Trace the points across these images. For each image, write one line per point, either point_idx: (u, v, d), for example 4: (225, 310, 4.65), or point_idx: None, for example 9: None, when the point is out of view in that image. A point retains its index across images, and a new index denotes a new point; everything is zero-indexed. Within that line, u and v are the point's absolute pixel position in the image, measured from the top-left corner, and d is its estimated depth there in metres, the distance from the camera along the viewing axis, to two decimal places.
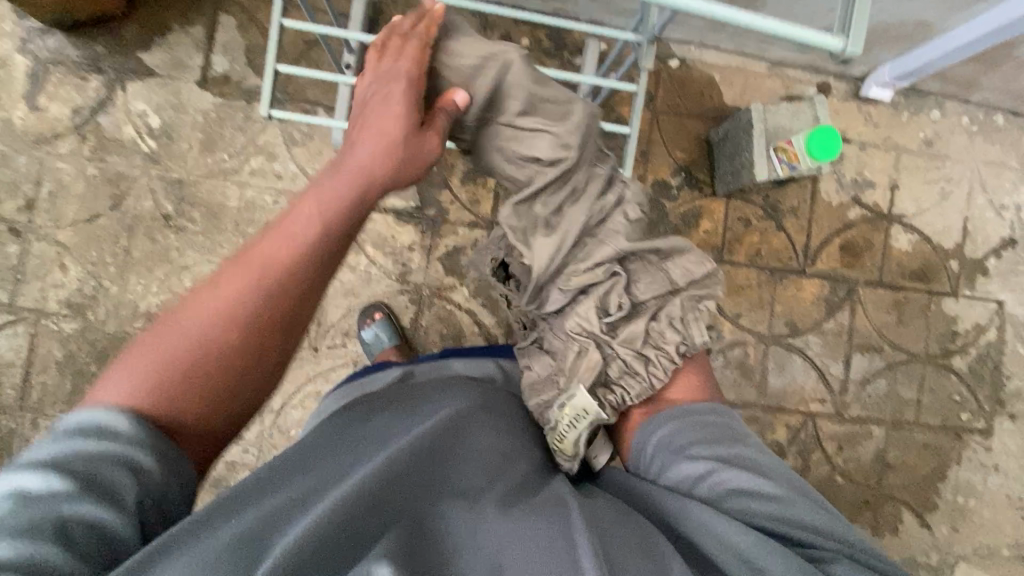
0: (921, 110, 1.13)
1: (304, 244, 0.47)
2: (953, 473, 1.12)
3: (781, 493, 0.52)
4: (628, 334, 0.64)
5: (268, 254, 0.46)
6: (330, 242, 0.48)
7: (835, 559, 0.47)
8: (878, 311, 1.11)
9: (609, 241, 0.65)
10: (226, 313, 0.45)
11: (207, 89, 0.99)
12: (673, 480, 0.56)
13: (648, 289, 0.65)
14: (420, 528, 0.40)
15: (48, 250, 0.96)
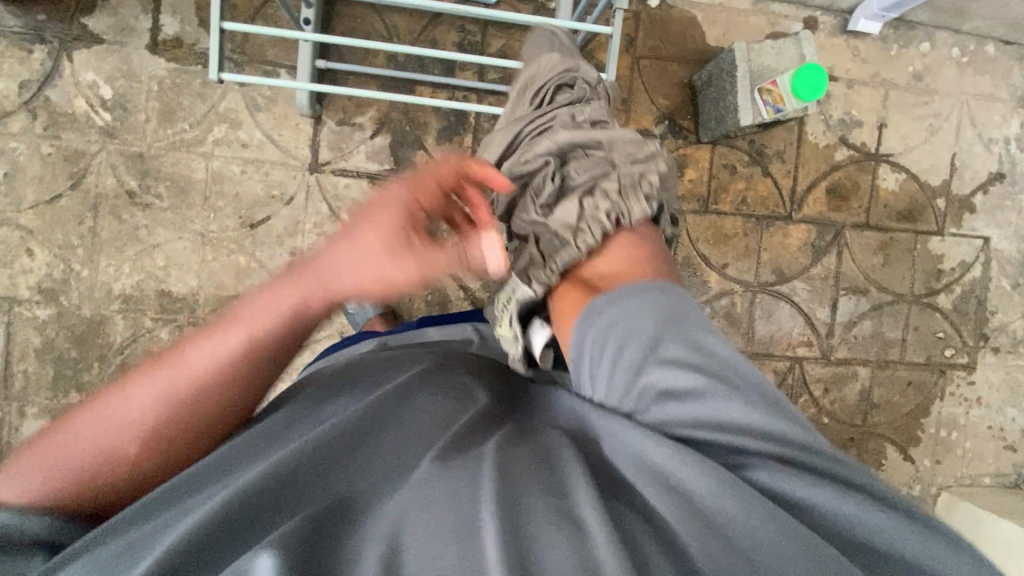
0: (911, 43, 1.09)
1: (245, 356, 0.52)
2: (936, 408, 1.15)
3: (724, 388, 0.45)
4: (562, 211, 0.69)
5: (196, 375, 0.51)
6: (261, 365, 0.53)
7: (766, 465, 0.44)
8: (865, 253, 1.11)
9: (548, 136, 0.73)
10: (163, 415, 0.50)
11: (159, 55, 0.93)
12: (606, 381, 0.50)
13: (582, 170, 0.71)
14: (327, 511, 0.41)
15: (11, 235, 0.92)
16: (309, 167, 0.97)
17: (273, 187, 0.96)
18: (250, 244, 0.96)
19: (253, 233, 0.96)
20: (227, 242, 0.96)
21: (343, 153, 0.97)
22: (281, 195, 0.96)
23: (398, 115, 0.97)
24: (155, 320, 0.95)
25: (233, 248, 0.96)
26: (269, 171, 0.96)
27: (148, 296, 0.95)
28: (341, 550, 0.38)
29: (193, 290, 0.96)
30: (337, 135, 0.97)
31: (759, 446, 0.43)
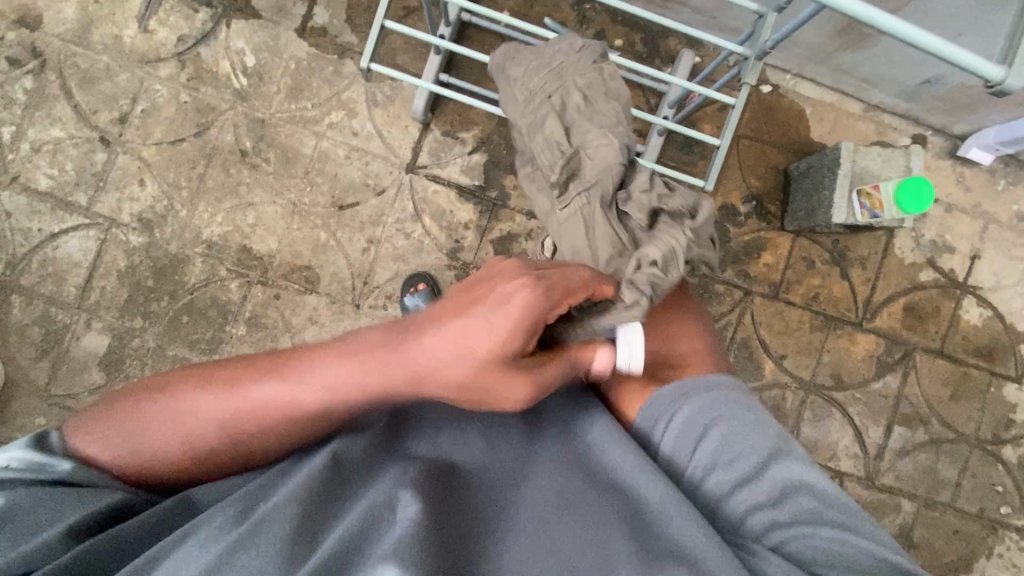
0: (1020, 181, 1.07)
1: (269, 413, 0.47)
2: (979, 566, 1.05)
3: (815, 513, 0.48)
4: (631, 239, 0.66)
5: (260, 394, 0.47)
6: (275, 412, 0.47)
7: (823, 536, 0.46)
8: (932, 382, 1.06)
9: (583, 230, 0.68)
10: (212, 427, 0.47)
11: (304, 39, 1.02)
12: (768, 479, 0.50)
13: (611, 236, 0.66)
14: (449, 531, 0.42)
15: (131, 164, 1.01)
16: (406, 166, 1.02)
17: (369, 176, 1.02)
18: (334, 224, 1.01)
19: (340, 215, 1.01)
20: (314, 217, 1.01)
21: (441, 161, 1.02)
22: (374, 186, 1.02)
23: (500, 138, 1.02)
24: (230, 271, 1.00)
25: (318, 223, 1.01)
26: (369, 161, 1.02)
27: (230, 248, 1.01)
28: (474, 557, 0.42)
29: (271, 252, 1.01)
30: (438, 144, 1.02)
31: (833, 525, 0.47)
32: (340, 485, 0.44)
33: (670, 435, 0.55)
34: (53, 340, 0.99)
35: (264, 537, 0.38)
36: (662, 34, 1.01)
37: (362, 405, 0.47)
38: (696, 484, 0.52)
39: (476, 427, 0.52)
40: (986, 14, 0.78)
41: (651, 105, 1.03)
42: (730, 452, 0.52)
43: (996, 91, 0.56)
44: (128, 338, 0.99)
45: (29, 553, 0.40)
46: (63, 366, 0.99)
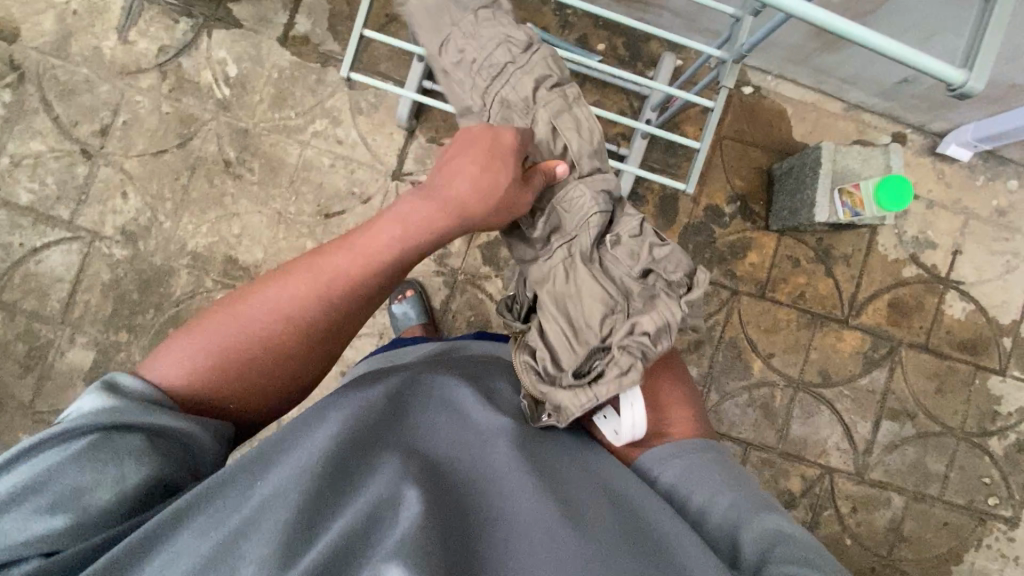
0: (999, 177, 1.08)
1: (280, 324, 0.47)
2: (968, 558, 1.06)
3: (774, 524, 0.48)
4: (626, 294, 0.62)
5: (265, 314, 0.47)
6: (284, 324, 0.47)
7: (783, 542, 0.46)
8: (918, 376, 1.07)
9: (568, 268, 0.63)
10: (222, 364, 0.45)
11: (286, 48, 1.02)
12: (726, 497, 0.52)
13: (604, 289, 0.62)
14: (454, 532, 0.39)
15: (113, 176, 1.00)
16: (391, 173, 1.02)
17: (355, 184, 1.02)
18: (320, 233, 1.01)
19: (325, 223, 1.01)
20: (300, 226, 1.01)
21: (426, 168, 1.02)
22: (360, 193, 1.02)
23: None
24: (216, 282, 1.00)
25: (304, 232, 1.01)
26: (355, 169, 1.02)
27: (215, 259, 1.00)
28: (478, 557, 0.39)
29: (257, 262, 1.00)
30: (424, 151, 1.02)
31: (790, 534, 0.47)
32: (341, 471, 0.41)
33: (672, 469, 0.56)
34: (37, 356, 0.98)
35: (260, 536, 0.35)
36: (644, 38, 1.02)
37: (363, 278, 0.49)
38: (700, 517, 0.52)
39: (481, 424, 0.50)
40: (954, 16, 0.79)
41: (634, 108, 1.03)
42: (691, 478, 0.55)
43: (958, 93, 0.57)
44: (114, 352, 0.98)
45: (54, 533, 0.36)
46: (48, 382, 0.98)
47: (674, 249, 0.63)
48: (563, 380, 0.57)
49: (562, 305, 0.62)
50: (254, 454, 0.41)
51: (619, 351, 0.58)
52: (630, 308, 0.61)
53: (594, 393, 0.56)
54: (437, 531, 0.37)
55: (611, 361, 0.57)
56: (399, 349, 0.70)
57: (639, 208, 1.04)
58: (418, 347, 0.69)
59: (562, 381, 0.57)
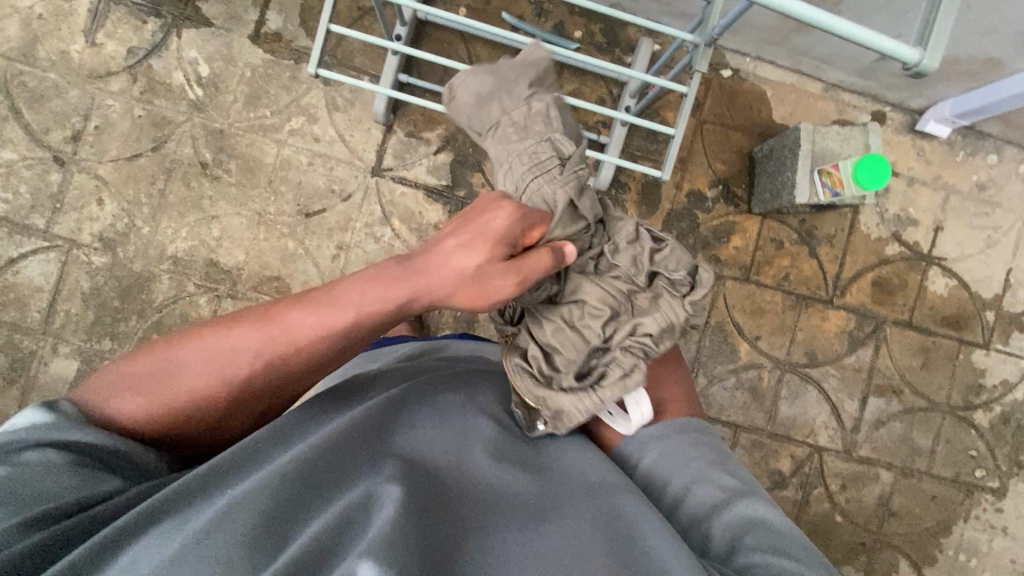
0: (978, 152, 1.09)
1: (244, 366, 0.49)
2: (957, 529, 1.08)
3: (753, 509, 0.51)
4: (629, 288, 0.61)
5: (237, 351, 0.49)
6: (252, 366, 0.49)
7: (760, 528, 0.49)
8: (903, 353, 1.08)
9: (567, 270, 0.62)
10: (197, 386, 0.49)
11: (258, 45, 1.00)
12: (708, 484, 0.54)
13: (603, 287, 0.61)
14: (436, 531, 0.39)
15: (88, 182, 0.99)
16: (371, 170, 1.01)
17: (334, 182, 1.01)
18: (301, 232, 1.00)
19: (306, 222, 1.00)
20: (281, 226, 1.00)
21: (406, 163, 1.01)
22: (340, 191, 1.01)
23: (465, 136, 1.01)
24: (198, 286, 0.99)
25: (285, 232, 1.00)
26: (333, 167, 1.01)
27: (196, 263, 0.99)
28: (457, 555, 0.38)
29: (239, 265, 0.99)
30: (403, 146, 1.01)
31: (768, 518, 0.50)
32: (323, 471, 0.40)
33: (653, 453, 0.58)
34: (20, 368, 0.97)
35: (233, 531, 0.35)
36: (621, 24, 1.01)
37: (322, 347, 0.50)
38: (677, 502, 0.54)
39: (460, 426, 0.50)
40: None
41: (614, 95, 1.03)
42: (675, 464, 0.57)
43: (912, 72, 0.58)
44: (98, 360, 0.97)
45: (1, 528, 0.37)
46: (32, 394, 0.97)
47: (674, 248, 0.62)
48: (566, 383, 0.57)
49: (560, 310, 0.61)
50: (230, 459, 0.42)
51: (621, 352, 0.58)
52: (634, 306, 0.60)
53: (598, 397, 0.56)
54: (417, 526, 0.37)
55: (613, 362, 0.58)
56: (379, 349, 0.70)
57: (622, 196, 1.04)
58: (398, 345, 0.69)
59: (564, 386, 0.57)
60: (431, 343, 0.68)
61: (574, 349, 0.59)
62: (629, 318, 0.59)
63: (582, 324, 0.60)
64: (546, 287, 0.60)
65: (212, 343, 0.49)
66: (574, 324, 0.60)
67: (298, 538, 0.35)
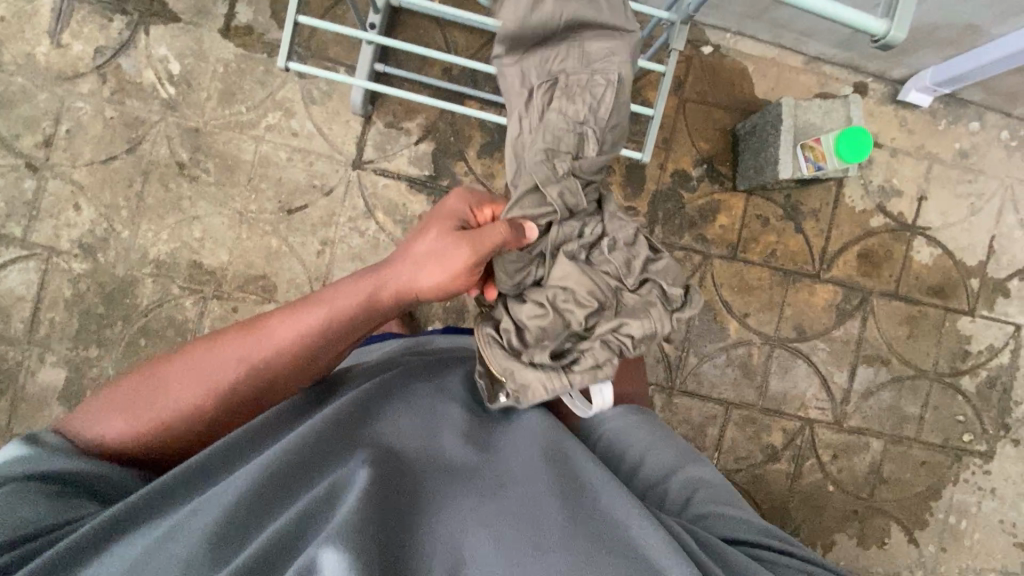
0: (960, 120, 1.09)
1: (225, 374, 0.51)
2: (947, 493, 1.10)
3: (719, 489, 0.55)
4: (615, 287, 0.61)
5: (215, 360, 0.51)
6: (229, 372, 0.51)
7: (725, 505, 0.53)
8: (890, 323, 1.09)
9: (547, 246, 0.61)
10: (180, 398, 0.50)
11: (229, 39, 0.98)
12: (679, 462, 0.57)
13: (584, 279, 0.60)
14: (397, 520, 0.39)
15: (63, 188, 0.97)
16: (352, 163, 1.00)
17: (315, 177, 0.99)
18: (284, 229, 0.99)
19: (289, 219, 0.99)
20: (263, 224, 0.98)
21: (387, 154, 1.00)
22: (321, 186, 0.99)
23: (445, 124, 1.00)
24: (183, 289, 0.98)
25: (268, 230, 0.99)
26: (313, 161, 0.99)
27: (180, 265, 0.98)
28: (419, 543, 0.39)
29: (223, 265, 0.98)
30: (383, 137, 1.00)
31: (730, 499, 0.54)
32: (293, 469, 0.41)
33: (613, 429, 0.61)
34: (7, 379, 0.96)
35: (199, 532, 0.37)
36: None
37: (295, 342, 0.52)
38: (633, 470, 0.57)
39: (434, 417, 0.50)
40: None
41: None
42: (650, 443, 0.59)
43: (880, 44, 0.57)
44: (86, 368, 0.97)
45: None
46: (22, 405, 0.96)
47: (669, 263, 0.63)
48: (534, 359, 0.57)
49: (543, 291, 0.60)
50: (199, 466, 0.43)
51: (598, 344, 0.58)
52: (619, 304, 0.61)
53: (567, 380, 0.56)
54: (373, 515, 0.37)
55: (589, 351, 0.58)
56: (367, 346, 0.70)
57: (606, 179, 1.03)
58: (381, 342, 0.70)
59: (532, 360, 0.56)
60: (411, 339, 0.68)
61: (552, 333, 0.58)
62: (614, 313, 0.60)
63: (564, 311, 0.59)
64: (531, 272, 0.61)
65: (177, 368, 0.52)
66: (555, 307, 0.59)
67: (259, 534, 0.36)
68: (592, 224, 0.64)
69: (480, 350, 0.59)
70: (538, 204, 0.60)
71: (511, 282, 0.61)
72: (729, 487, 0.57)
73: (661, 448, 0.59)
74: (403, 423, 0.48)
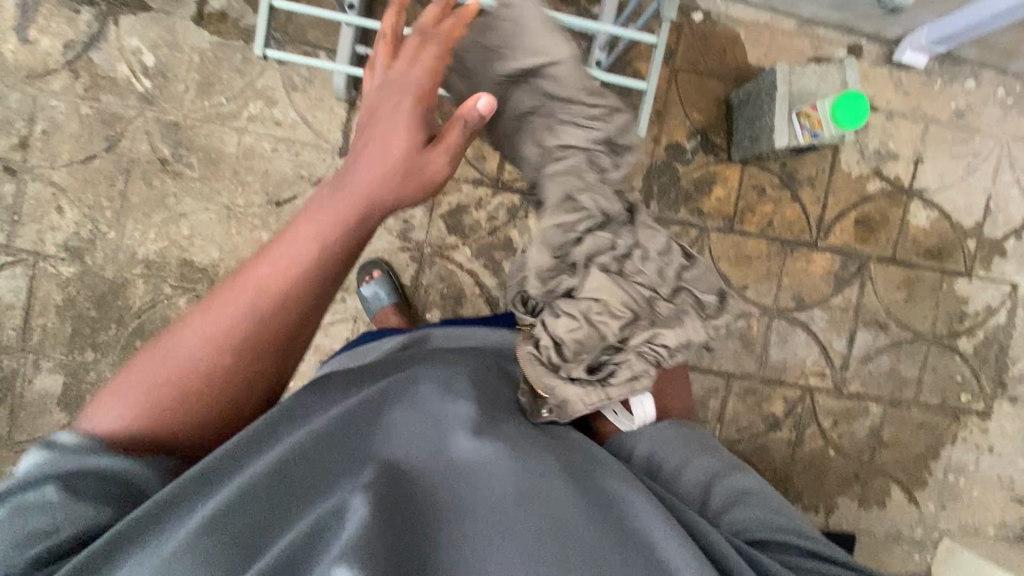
0: (955, 78, 1.07)
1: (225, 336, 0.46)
2: (945, 452, 1.12)
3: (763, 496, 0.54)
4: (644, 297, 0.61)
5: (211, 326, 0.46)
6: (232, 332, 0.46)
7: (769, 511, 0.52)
8: (888, 288, 1.09)
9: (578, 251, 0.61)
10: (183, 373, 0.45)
11: (203, 27, 0.94)
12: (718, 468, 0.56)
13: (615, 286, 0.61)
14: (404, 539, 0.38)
15: (44, 191, 0.94)
16: (339, 151, 0.97)
17: (302, 167, 0.97)
18: (274, 222, 0.97)
19: (277, 211, 0.97)
20: (252, 218, 0.97)
21: None
22: (309, 176, 0.97)
23: None
24: (175, 288, 0.96)
25: (257, 224, 0.97)
26: (299, 151, 0.97)
27: (170, 264, 0.96)
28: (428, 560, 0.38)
29: (214, 262, 0.97)
30: None
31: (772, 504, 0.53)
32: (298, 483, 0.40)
33: (649, 437, 0.60)
34: (4, 388, 0.95)
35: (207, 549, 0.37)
36: None
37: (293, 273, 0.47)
38: (672, 474, 0.56)
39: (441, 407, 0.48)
40: None
41: (583, 50, 0.99)
42: (686, 452, 0.58)
43: None
44: (83, 372, 0.96)
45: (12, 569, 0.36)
46: (21, 412, 0.95)
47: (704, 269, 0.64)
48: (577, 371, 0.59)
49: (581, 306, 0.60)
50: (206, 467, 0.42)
51: (635, 355, 0.59)
52: (656, 314, 0.61)
53: (605, 393, 0.58)
54: (382, 536, 0.37)
55: (626, 363, 0.59)
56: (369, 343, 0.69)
57: None
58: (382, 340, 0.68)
59: (572, 376, 0.58)
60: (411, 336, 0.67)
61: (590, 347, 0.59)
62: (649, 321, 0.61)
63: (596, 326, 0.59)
64: (563, 279, 0.61)
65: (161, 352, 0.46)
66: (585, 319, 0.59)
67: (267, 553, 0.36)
68: (627, 237, 0.63)
69: (523, 368, 0.59)
70: (570, 212, 0.60)
71: (545, 289, 0.61)
72: (773, 493, 0.56)
73: (698, 457, 0.57)
74: (413, 426, 0.46)
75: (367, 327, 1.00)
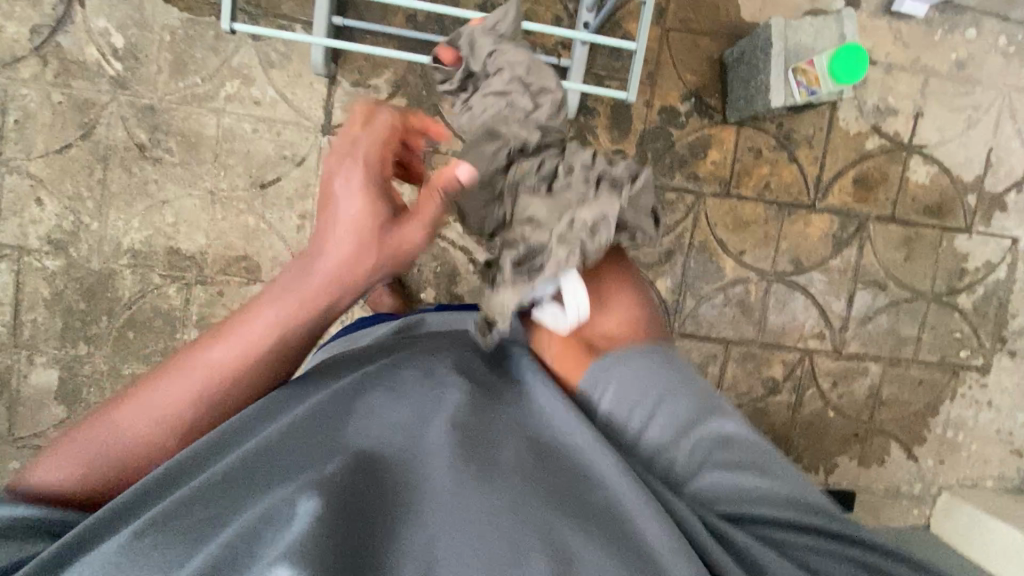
0: (957, 27, 1.03)
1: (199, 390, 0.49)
2: (945, 408, 1.13)
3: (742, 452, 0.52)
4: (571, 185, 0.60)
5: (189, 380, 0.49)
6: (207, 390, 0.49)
7: (746, 472, 0.51)
8: (887, 248, 1.08)
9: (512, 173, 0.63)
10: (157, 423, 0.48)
11: (172, 3, 0.90)
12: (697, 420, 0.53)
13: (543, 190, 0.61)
14: (356, 528, 0.39)
15: (21, 183, 0.92)
16: (322, 129, 0.95)
17: (285, 147, 0.94)
18: (260, 206, 0.95)
19: (263, 194, 0.95)
20: (237, 202, 0.94)
21: None
22: (292, 156, 0.94)
23: (415, 77, 0.94)
24: (164, 277, 0.95)
25: (243, 208, 0.94)
26: (281, 130, 0.94)
27: (157, 253, 0.94)
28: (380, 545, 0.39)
29: (201, 249, 0.95)
30: (351, 97, 0.94)
31: (752, 460, 0.52)
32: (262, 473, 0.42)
33: (615, 380, 0.54)
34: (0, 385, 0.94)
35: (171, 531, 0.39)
36: None
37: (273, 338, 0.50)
38: (641, 430, 0.52)
39: (414, 394, 0.49)
40: None
41: (570, 12, 0.95)
42: (664, 394, 0.53)
43: None
44: (78, 366, 0.95)
45: None
46: (19, 408, 0.95)
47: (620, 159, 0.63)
48: (498, 280, 0.58)
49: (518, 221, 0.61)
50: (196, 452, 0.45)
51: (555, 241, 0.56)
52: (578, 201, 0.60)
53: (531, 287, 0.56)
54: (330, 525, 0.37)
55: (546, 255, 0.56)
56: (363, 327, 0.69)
57: (591, 122, 0.99)
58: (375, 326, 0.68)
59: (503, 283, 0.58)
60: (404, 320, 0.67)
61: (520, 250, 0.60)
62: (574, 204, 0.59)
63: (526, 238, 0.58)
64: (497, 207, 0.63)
65: (132, 410, 0.48)
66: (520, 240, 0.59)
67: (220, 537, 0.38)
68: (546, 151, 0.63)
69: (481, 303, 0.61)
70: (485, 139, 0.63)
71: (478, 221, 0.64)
72: (753, 441, 0.54)
73: (676, 401, 0.53)
74: (386, 413, 0.47)
75: (361, 308, 0.99)
